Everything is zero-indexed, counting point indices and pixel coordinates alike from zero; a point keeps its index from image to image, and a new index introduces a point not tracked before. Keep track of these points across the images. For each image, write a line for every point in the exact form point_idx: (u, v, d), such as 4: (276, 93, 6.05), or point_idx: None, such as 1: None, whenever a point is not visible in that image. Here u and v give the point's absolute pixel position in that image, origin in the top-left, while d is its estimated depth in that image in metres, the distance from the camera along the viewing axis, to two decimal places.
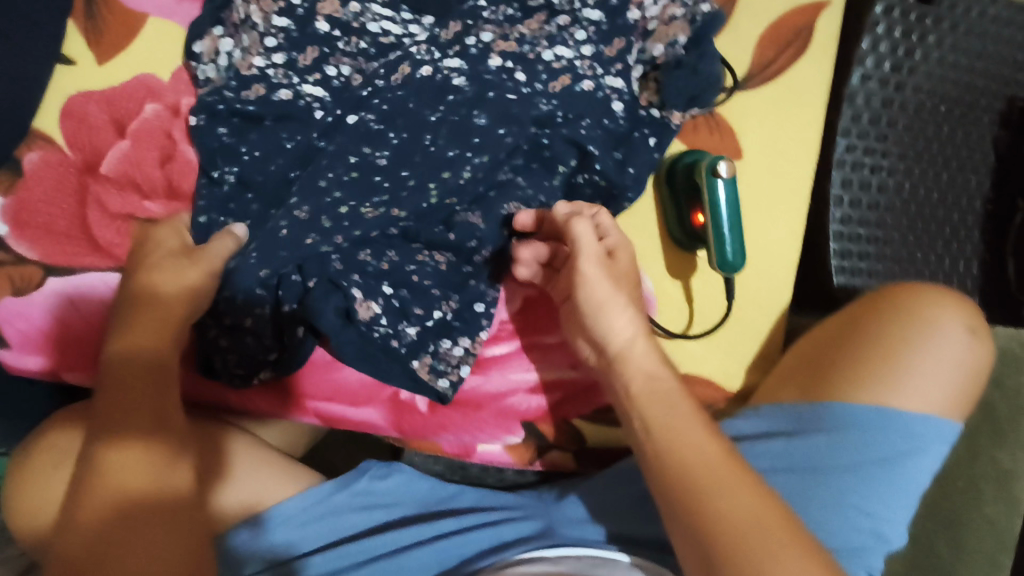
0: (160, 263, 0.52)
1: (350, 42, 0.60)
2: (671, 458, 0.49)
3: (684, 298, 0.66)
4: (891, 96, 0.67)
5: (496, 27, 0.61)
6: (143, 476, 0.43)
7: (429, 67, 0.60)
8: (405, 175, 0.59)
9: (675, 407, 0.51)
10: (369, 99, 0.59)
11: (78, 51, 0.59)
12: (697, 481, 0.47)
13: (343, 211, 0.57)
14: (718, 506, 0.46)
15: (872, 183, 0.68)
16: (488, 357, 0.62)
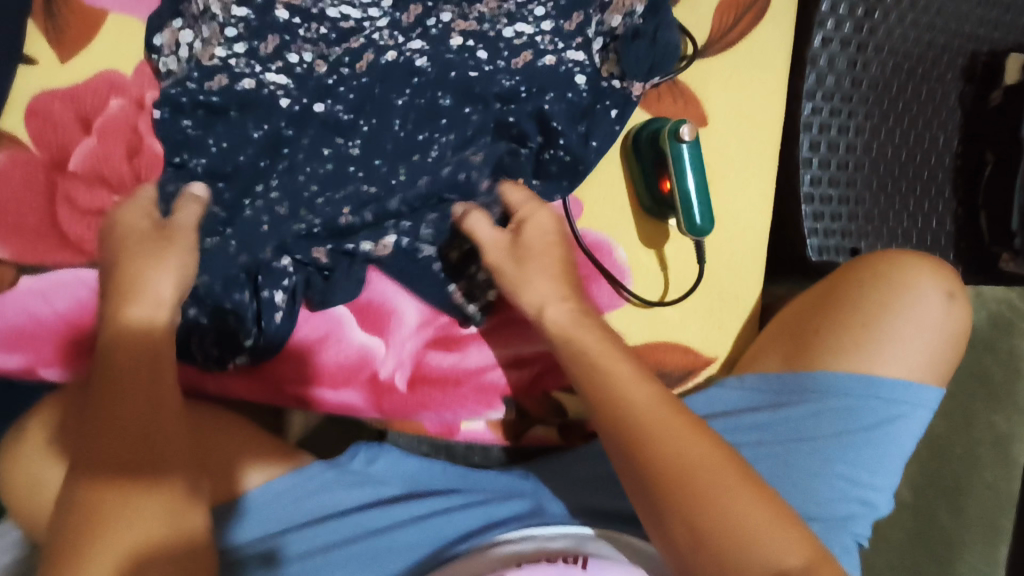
0: (136, 250, 0.50)
1: (313, 29, 0.62)
2: (697, 503, 0.42)
3: (659, 264, 0.66)
4: (853, 57, 0.71)
5: (456, 10, 0.64)
6: (140, 515, 0.40)
7: (394, 52, 0.62)
8: (377, 163, 0.60)
9: (674, 427, 0.44)
10: (334, 86, 0.60)
11: (41, 50, 0.60)
12: (743, 529, 0.41)
13: (319, 201, 0.59)
14: (669, 455, 0.43)
15: (840, 144, 0.71)
16: (465, 334, 0.63)
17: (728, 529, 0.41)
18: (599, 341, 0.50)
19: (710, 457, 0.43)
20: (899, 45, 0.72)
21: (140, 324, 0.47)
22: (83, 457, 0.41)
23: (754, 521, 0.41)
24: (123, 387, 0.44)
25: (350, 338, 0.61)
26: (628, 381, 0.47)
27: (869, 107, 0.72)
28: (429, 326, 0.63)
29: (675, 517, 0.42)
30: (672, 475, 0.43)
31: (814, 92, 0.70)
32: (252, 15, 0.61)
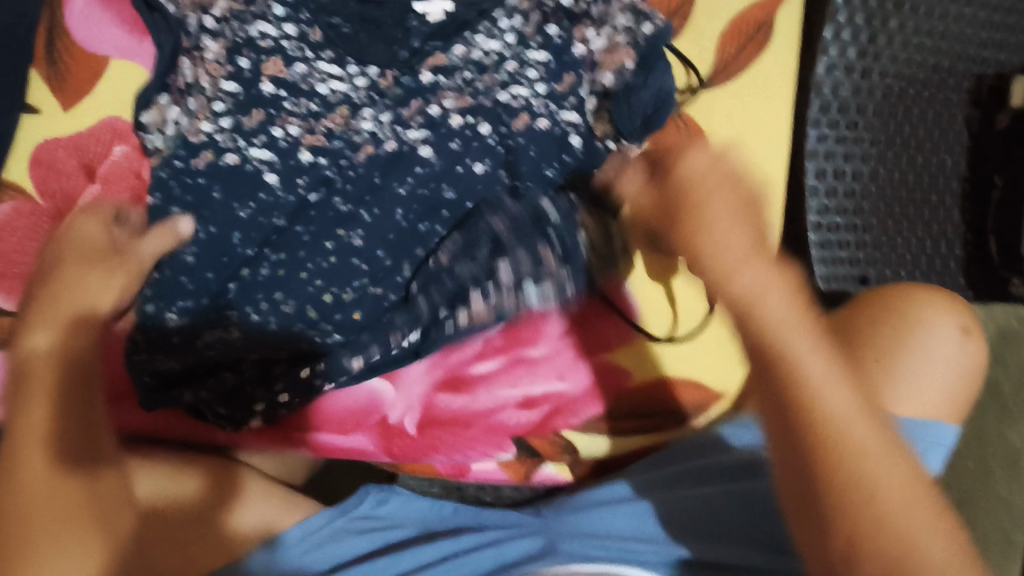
0: (75, 270, 0.53)
1: (301, 104, 0.62)
2: (869, 505, 0.44)
3: (667, 299, 0.66)
4: (849, 100, 0.71)
5: (457, 93, 0.63)
6: (73, 508, 0.43)
7: (393, 143, 0.63)
8: (381, 254, 0.62)
9: (916, 500, 0.45)
10: (331, 177, 0.62)
11: (42, 98, 0.60)
12: (906, 542, 0.43)
13: (327, 299, 0.61)
14: (914, 533, 0.44)
15: (846, 171, 0.71)
16: (475, 375, 0.63)
17: (890, 538, 0.44)
18: (824, 363, 0.47)
19: (894, 468, 0.45)
20: (903, 73, 0.71)
21: (54, 346, 0.49)
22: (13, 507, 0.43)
23: (919, 533, 0.44)
24: (71, 430, 0.46)
25: (359, 382, 0.62)
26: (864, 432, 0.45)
27: (875, 134, 0.71)
28: (439, 367, 0.63)
29: (839, 520, 0.44)
30: (846, 478, 0.44)
31: (816, 122, 0.71)
32: (238, 89, 0.60)
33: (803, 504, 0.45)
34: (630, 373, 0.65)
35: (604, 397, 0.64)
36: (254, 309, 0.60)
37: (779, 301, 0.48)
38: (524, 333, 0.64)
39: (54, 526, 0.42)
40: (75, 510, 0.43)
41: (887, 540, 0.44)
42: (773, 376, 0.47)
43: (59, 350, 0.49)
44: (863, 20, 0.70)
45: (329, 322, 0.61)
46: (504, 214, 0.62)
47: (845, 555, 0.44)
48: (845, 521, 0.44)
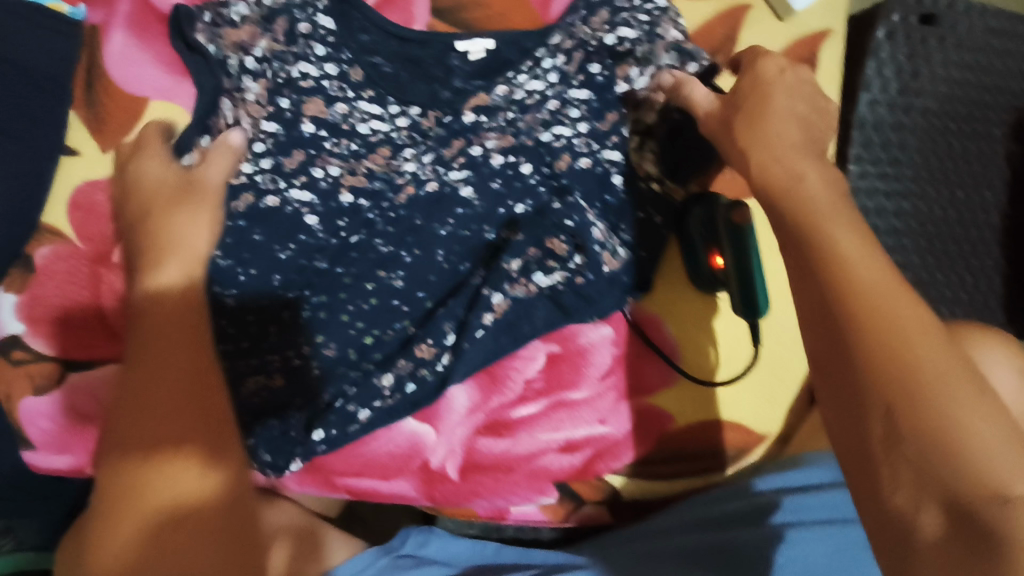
0: (162, 206, 0.49)
1: (342, 144, 0.61)
2: (910, 401, 0.33)
3: (709, 341, 0.65)
4: (888, 136, 0.69)
5: (499, 133, 0.62)
6: (184, 491, 0.36)
7: (434, 184, 0.62)
8: (421, 296, 0.62)
9: (960, 384, 0.33)
10: (372, 219, 0.61)
11: (80, 141, 0.59)
12: (953, 428, 0.32)
13: (367, 341, 0.60)
14: (957, 409, 0.33)
15: (889, 208, 0.69)
16: (516, 418, 0.62)
17: (943, 441, 0.32)
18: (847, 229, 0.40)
19: (955, 380, 0.33)
20: (943, 108, 0.70)
21: (165, 290, 0.44)
22: (137, 430, 0.37)
23: (978, 434, 0.32)
24: (165, 355, 0.39)
25: (399, 427, 0.60)
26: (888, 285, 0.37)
27: (915, 170, 0.70)
28: (479, 411, 0.62)
29: (877, 414, 0.34)
30: (882, 339, 0.35)
31: (860, 158, 0.69)
32: (279, 131, 0.60)
33: (842, 414, 0.36)
34: (672, 418, 0.64)
35: (646, 439, 0.63)
36: (296, 354, 0.59)
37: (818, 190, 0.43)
38: (566, 376, 0.63)
39: (186, 435, 0.37)
40: (201, 423, 0.38)
41: (935, 436, 0.32)
42: (802, 246, 0.41)
43: (168, 292, 0.44)
44: (902, 57, 0.69)
45: (370, 362, 0.60)
46: (549, 267, 0.61)
47: (891, 478, 0.33)
48: (882, 407, 0.34)
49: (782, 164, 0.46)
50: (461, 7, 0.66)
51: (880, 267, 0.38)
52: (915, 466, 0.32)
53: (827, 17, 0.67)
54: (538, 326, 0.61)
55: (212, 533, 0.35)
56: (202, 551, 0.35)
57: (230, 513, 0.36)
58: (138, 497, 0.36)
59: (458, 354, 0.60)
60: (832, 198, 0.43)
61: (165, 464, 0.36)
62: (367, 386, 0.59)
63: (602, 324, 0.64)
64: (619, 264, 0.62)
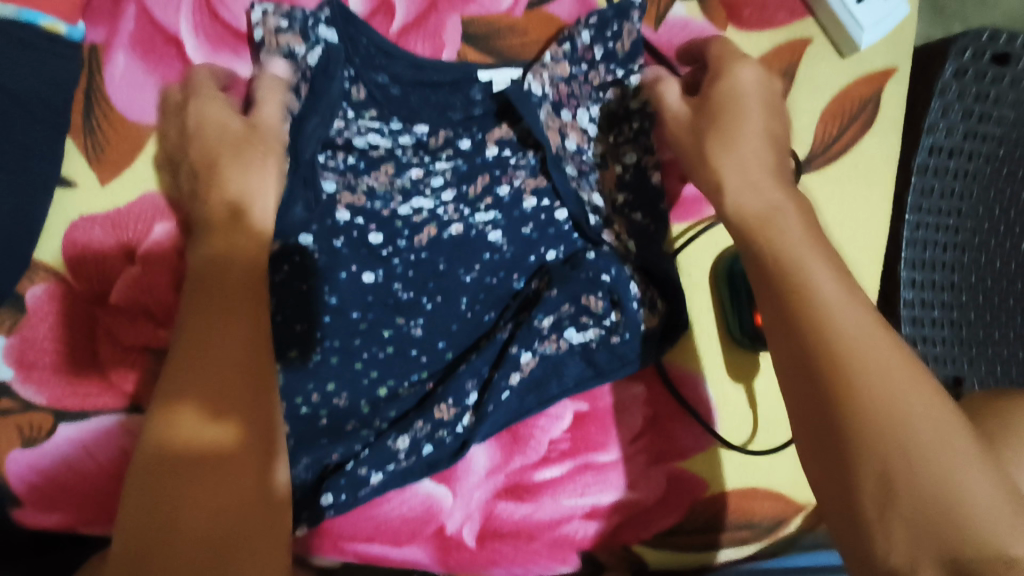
0: (230, 155, 0.48)
1: (339, 158, 0.57)
2: (900, 454, 0.32)
3: (748, 404, 0.61)
4: (951, 184, 0.64)
5: (528, 172, 0.59)
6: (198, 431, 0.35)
7: (459, 225, 0.58)
8: (442, 346, 0.58)
9: (958, 444, 0.32)
10: (389, 257, 0.57)
11: (78, 171, 0.55)
12: (951, 482, 0.31)
13: (382, 393, 0.56)
14: (957, 472, 0.31)
15: (945, 261, 0.64)
16: (538, 481, 0.58)
17: (937, 493, 0.31)
18: (828, 271, 0.39)
19: (944, 423, 0.33)
20: (1014, 155, 0.62)
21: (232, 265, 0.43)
22: (178, 377, 0.37)
23: (968, 481, 0.31)
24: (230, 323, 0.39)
25: (414, 488, 0.56)
26: (872, 337, 0.36)
27: (978, 222, 0.63)
28: (500, 472, 0.58)
29: (869, 466, 0.33)
30: (870, 394, 0.34)
31: (917, 207, 0.64)
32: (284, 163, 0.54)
33: (830, 480, 0.35)
34: (707, 484, 0.59)
35: (677, 508, 0.59)
36: (304, 401, 0.54)
37: (798, 230, 0.42)
38: (594, 437, 0.59)
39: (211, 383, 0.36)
40: (228, 388, 0.37)
41: (932, 490, 0.31)
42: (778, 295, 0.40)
43: (230, 265, 0.43)
44: (970, 99, 0.63)
45: (383, 419, 0.56)
46: (583, 323, 0.58)
47: (885, 538, 0.32)
48: (869, 465, 0.33)
49: (757, 194, 0.45)
50: (495, 33, 0.60)
51: (863, 316, 0.37)
52: (915, 524, 0.31)
53: (894, 52, 0.62)
54: (567, 384, 0.57)
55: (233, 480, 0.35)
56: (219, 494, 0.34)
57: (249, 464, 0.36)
58: (169, 443, 0.35)
59: (481, 416, 0.55)
60: (816, 246, 0.41)
61: (176, 414, 0.35)
62: (380, 449, 0.54)
63: (633, 382, 0.60)
64: (656, 319, 0.58)
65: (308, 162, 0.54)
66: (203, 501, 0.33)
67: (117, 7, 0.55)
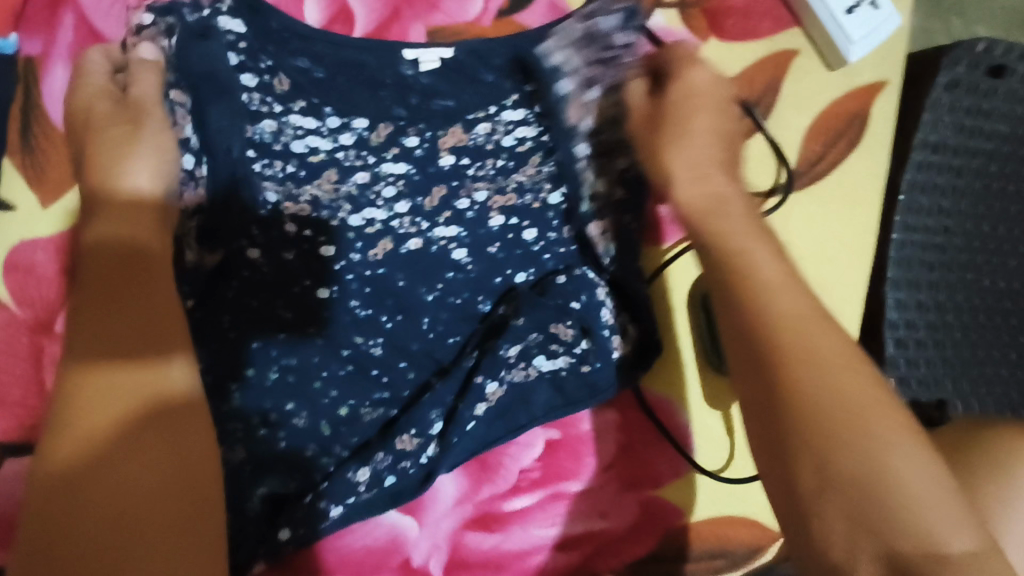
0: (103, 137, 0.43)
1: (276, 166, 0.52)
2: (838, 429, 0.33)
3: (724, 430, 0.59)
4: (939, 201, 0.61)
5: (489, 183, 0.56)
6: (116, 408, 0.33)
7: (417, 240, 0.55)
8: (403, 366, 0.55)
9: (894, 436, 0.33)
10: (343, 273, 0.53)
11: (19, 194, 0.51)
12: (889, 482, 0.31)
13: (342, 412, 0.53)
14: (895, 472, 0.32)
15: (934, 281, 0.61)
16: (508, 511, 0.56)
17: (872, 497, 0.31)
18: (767, 254, 0.39)
19: (884, 426, 0.33)
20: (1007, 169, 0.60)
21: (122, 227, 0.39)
22: (80, 348, 0.34)
23: (912, 489, 0.31)
24: (129, 288, 0.36)
25: (379, 519, 0.54)
26: (810, 321, 0.36)
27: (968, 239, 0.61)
28: (468, 502, 0.56)
29: (808, 461, 0.33)
30: (821, 398, 0.34)
31: (906, 224, 0.61)
32: (203, 163, 0.47)
33: (776, 475, 0.35)
34: (683, 513, 0.58)
35: (649, 537, 0.57)
36: (261, 423, 0.51)
37: (739, 217, 0.42)
38: (566, 465, 0.57)
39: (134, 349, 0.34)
40: (158, 343, 0.35)
41: (868, 489, 0.32)
42: (720, 272, 0.39)
43: (129, 231, 0.39)
44: (961, 111, 0.60)
45: (344, 447, 0.53)
46: (553, 351, 0.55)
47: (824, 535, 0.32)
48: (809, 452, 0.33)
49: (704, 186, 0.44)
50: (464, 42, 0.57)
51: (803, 301, 0.37)
52: (845, 521, 0.32)
53: (882, 65, 0.59)
54: (537, 413, 0.55)
55: (158, 452, 0.32)
56: (135, 472, 0.31)
57: (182, 429, 0.34)
58: (67, 431, 0.32)
59: (445, 447, 0.53)
60: (757, 232, 0.41)
61: (87, 380, 0.33)
62: (340, 482, 0.51)
63: (605, 409, 0.58)
64: (629, 347, 0.57)
65: (238, 160, 0.48)
66: (121, 486, 0.31)
67: (53, 17, 0.52)
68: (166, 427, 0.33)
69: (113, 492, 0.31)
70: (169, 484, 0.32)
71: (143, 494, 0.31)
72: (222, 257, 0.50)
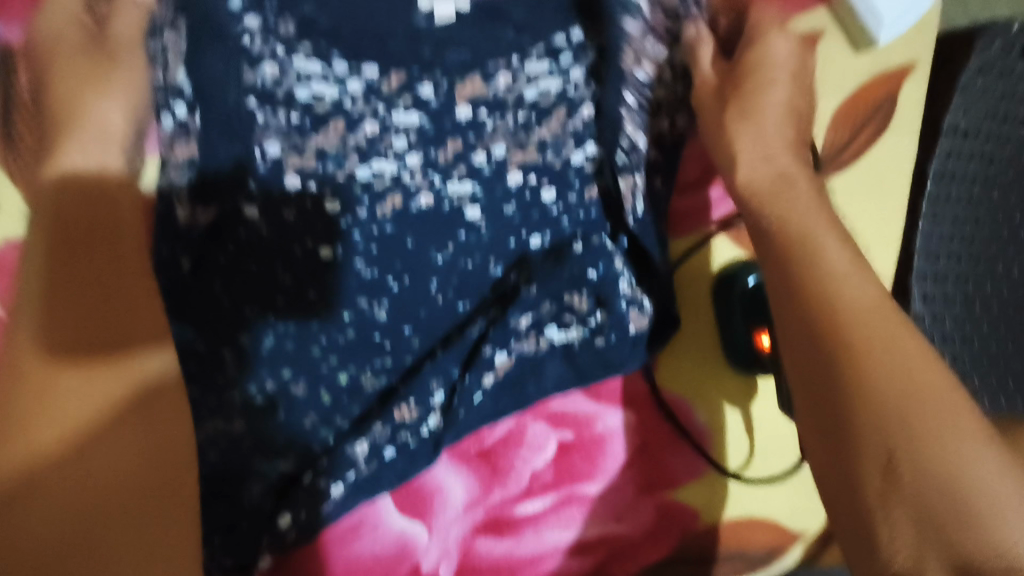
0: (77, 70, 0.42)
1: (280, 116, 0.49)
2: (905, 419, 0.33)
3: (745, 430, 0.58)
4: (969, 191, 0.59)
5: (508, 137, 0.53)
6: (97, 398, 0.35)
7: (428, 196, 0.52)
8: (408, 331, 0.52)
9: (967, 425, 0.33)
10: (348, 231, 0.50)
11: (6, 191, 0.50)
12: (960, 474, 0.32)
13: (343, 380, 0.50)
14: (966, 462, 0.32)
15: (962, 276, 0.59)
16: (521, 516, 0.54)
17: (942, 490, 0.32)
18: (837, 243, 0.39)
19: (955, 413, 0.33)
20: None
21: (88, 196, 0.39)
22: (56, 317, 0.36)
23: (984, 479, 0.32)
24: (106, 287, 0.38)
25: (388, 524, 0.52)
26: (875, 311, 0.36)
27: (994, 230, 0.57)
28: (479, 506, 0.54)
29: (874, 453, 0.34)
30: (886, 388, 0.34)
31: (931, 215, 0.61)
32: (195, 113, 0.46)
33: (838, 467, 0.35)
34: (698, 515, 0.57)
35: (665, 538, 0.56)
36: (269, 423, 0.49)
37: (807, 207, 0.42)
38: (580, 467, 0.55)
39: (128, 330, 0.38)
40: (132, 322, 0.38)
41: (940, 481, 0.32)
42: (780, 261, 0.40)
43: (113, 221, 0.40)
44: (995, 96, 0.58)
45: (344, 418, 0.51)
46: (566, 321, 0.54)
47: (890, 526, 0.33)
48: (875, 446, 0.34)
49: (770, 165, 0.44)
50: None
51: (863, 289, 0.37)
52: (914, 512, 0.32)
53: (912, 48, 0.57)
54: (546, 386, 0.54)
55: (136, 447, 0.36)
56: (109, 449, 0.35)
57: (161, 418, 0.37)
58: (35, 425, 0.34)
59: (450, 418, 0.53)
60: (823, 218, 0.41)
61: (62, 381, 0.35)
62: (339, 456, 0.50)
63: (619, 410, 0.56)
64: (647, 320, 0.55)
65: (232, 110, 0.47)
66: (117, 475, 0.35)
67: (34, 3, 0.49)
68: (148, 415, 0.37)
69: (75, 470, 0.34)
70: (151, 468, 0.36)
71: (124, 479, 0.35)
72: (215, 215, 0.47)
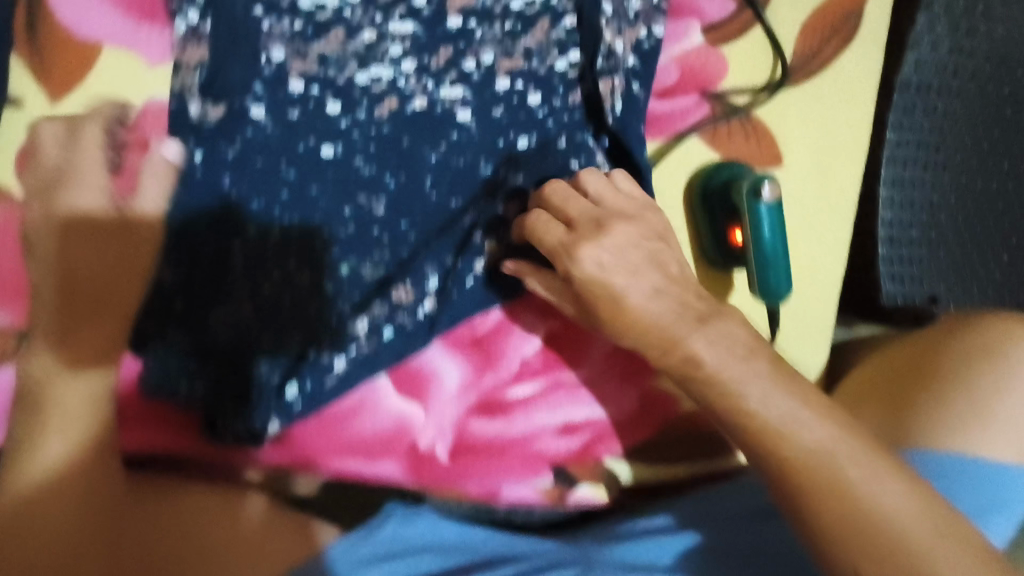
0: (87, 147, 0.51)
1: (283, 23, 0.53)
2: (821, 476, 0.45)
3: None
4: (935, 102, 0.63)
5: (496, 46, 0.57)
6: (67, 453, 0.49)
7: (423, 100, 0.56)
8: (405, 226, 0.56)
9: (869, 465, 0.45)
10: (349, 130, 0.54)
11: (25, 87, 0.52)
12: (873, 502, 0.43)
13: (344, 270, 0.54)
14: (871, 492, 0.44)
15: (924, 182, 0.63)
16: (511, 399, 0.59)
17: (863, 521, 0.43)
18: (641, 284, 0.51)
19: (859, 466, 0.45)
20: (1000, 70, 0.63)
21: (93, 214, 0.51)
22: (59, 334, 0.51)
23: (889, 502, 0.43)
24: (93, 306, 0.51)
25: (386, 404, 0.56)
26: (773, 398, 0.47)
27: (961, 142, 0.63)
28: (472, 390, 0.58)
29: (811, 508, 0.44)
30: (801, 461, 0.46)
31: (899, 124, 0.63)
32: (207, 20, 0.52)
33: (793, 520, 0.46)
34: (676, 403, 0.61)
35: (645, 424, 0.61)
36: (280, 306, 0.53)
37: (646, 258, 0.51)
38: (565, 355, 0.60)
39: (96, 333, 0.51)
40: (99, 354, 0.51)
41: (858, 516, 0.43)
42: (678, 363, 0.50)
43: (84, 271, 0.51)
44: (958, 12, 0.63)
45: (347, 303, 0.55)
46: None
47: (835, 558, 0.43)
48: (810, 503, 0.45)
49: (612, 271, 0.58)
50: None
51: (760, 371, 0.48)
52: (850, 544, 0.43)
53: None
54: None
55: (73, 503, 0.48)
56: (54, 516, 0.48)
57: (97, 468, 0.50)
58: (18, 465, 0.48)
59: (445, 300, 0.56)
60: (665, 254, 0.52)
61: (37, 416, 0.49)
62: (342, 333, 0.54)
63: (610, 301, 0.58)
64: None
65: (239, 20, 0.52)
66: (49, 519, 0.47)
67: None
68: (81, 493, 0.48)
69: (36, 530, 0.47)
70: (93, 512, 0.48)
71: (75, 507, 0.48)
72: (225, 112, 0.52)
